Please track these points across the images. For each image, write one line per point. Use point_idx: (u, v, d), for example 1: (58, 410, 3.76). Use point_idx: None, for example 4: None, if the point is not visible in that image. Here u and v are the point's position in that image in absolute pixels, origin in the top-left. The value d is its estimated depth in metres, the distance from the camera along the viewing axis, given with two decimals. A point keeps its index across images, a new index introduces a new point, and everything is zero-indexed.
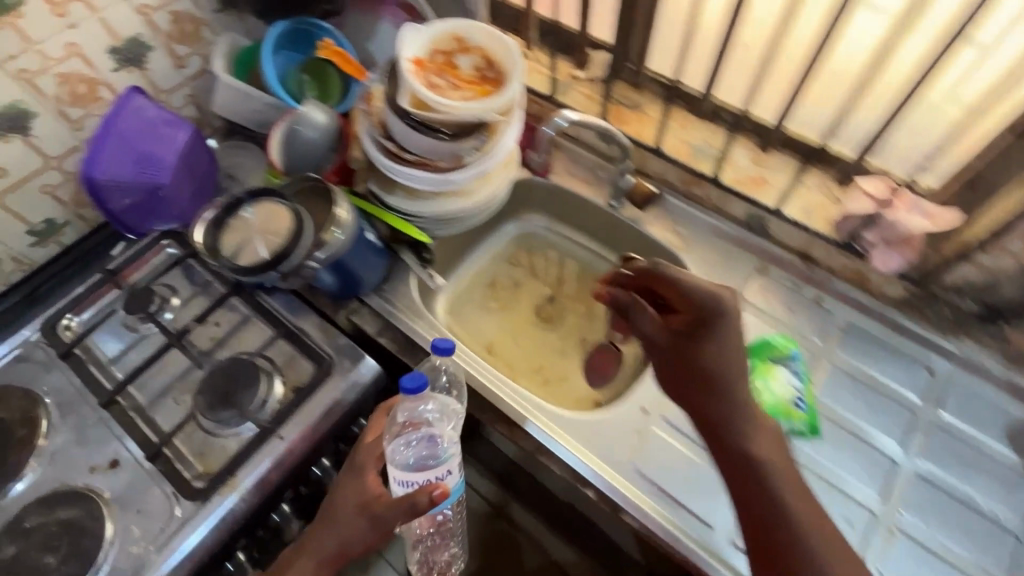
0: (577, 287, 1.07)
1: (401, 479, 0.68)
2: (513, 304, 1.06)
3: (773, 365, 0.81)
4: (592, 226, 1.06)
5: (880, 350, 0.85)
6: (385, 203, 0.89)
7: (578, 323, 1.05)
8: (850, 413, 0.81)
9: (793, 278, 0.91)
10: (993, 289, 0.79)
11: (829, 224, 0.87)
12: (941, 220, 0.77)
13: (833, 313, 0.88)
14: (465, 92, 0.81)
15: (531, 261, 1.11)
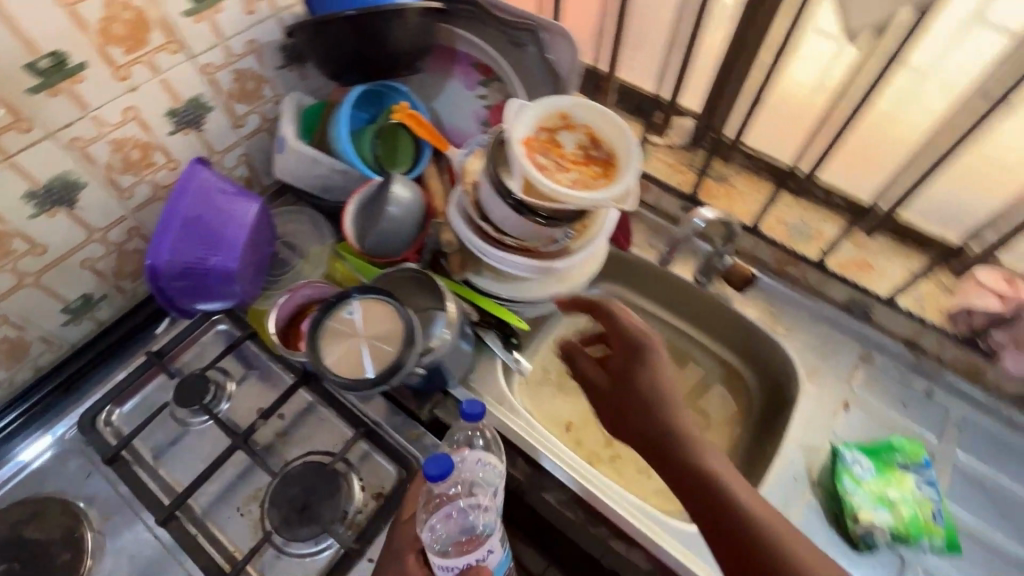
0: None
1: (441, 566, 0.62)
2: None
3: (900, 471, 0.75)
4: (674, 300, 0.99)
5: (996, 445, 0.81)
6: (481, 287, 0.82)
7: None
8: (982, 521, 0.76)
9: (897, 365, 0.87)
10: None
11: (945, 316, 0.83)
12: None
13: (947, 407, 0.83)
14: (575, 175, 0.74)
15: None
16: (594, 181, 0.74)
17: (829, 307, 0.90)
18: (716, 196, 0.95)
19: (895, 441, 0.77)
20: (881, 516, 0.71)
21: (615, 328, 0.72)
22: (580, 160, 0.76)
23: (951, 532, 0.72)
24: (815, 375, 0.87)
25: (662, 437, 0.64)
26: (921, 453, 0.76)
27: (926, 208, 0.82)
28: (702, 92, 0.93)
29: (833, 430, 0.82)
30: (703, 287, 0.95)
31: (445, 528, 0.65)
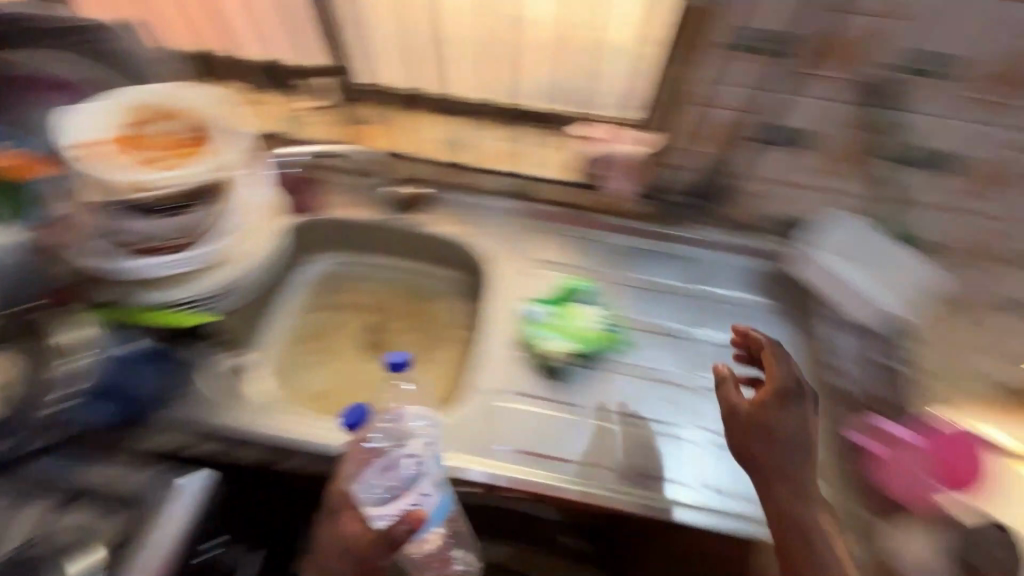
0: (401, 308, 0.98)
1: (377, 514, 0.67)
2: (341, 348, 0.93)
3: (575, 305, 0.91)
4: (380, 244, 0.98)
5: (651, 256, 0.97)
6: (143, 304, 0.76)
7: (418, 341, 0.95)
8: (652, 315, 0.93)
9: (566, 225, 0.98)
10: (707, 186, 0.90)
11: (574, 171, 0.96)
12: (649, 139, 0.88)
13: (609, 243, 0.97)
14: (162, 163, 0.73)
15: (346, 299, 0.98)
16: (181, 156, 0.74)
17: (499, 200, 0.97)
18: (372, 139, 0.97)
19: (565, 284, 0.92)
20: (562, 344, 0.87)
21: (785, 373, 0.72)
22: (163, 141, 0.75)
23: (615, 335, 0.90)
24: (508, 260, 0.95)
25: (771, 471, 0.67)
26: (584, 286, 0.91)
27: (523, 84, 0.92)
28: (307, 47, 0.92)
29: (520, 294, 0.93)
30: (392, 220, 0.95)
31: (380, 480, 0.69)
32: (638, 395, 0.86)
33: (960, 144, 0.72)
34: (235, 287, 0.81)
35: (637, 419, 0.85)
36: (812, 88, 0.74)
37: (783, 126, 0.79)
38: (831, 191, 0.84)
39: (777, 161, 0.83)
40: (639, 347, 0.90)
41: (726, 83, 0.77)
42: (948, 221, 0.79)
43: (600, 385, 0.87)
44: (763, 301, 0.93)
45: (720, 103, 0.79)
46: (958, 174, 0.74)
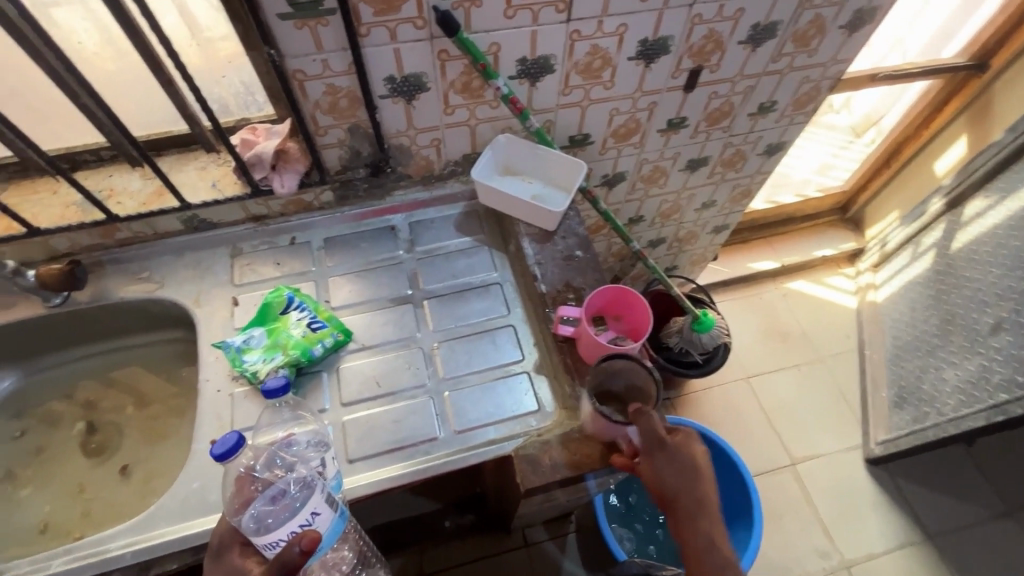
0: (115, 391, 0.92)
1: (262, 542, 0.58)
2: (49, 468, 0.85)
3: (283, 316, 0.82)
4: (58, 337, 0.89)
5: (353, 237, 0.93)
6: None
7: (133, 426, 0.89)
8: (371, 294, 0.88)
9: (256, 240, 0.91)
10: (366, 154, 0.88)
11: (237, 182, 0.88)
12: (288, 127, 0.85)
13: (311, 241, 0.92)
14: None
15: (38, 416, 0.89)
16: None
17: (175, 239, 0.89)
18: None
19: (266, 301, 0.82)
20: (274, 364, 0.77)
21: (665, 459, 0.70)
22: None
23: (333, 327, 0.81)
24: (202, 299, 0.86)
25: (685, 495, 0.70)
26: (285, 294, 0.83)
27: (147, 114, 0.87)
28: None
29: (222, 331, 0.83)
30: (62, 306, 0.85)
31: (265, 509, 0.61)
32: (371, 372, 0.81)
33: (523, 48, 0.78)
34: None
35: (385, 401, 0.79)
36: (379, 37, 0.71)
37: (381, 79, 0.76)
38: (473, 121, 0.88)
39: (402, 110, 0.82)
40: (364, 330, 0.84)
41: (299, 55, 0.71)
42: (550, 110, 0.90)
43: (331, 379, 0.80)
44: (469, 239, 0.94)
45: (318, 74, 0.74)
46: (540, 78, 0.84)
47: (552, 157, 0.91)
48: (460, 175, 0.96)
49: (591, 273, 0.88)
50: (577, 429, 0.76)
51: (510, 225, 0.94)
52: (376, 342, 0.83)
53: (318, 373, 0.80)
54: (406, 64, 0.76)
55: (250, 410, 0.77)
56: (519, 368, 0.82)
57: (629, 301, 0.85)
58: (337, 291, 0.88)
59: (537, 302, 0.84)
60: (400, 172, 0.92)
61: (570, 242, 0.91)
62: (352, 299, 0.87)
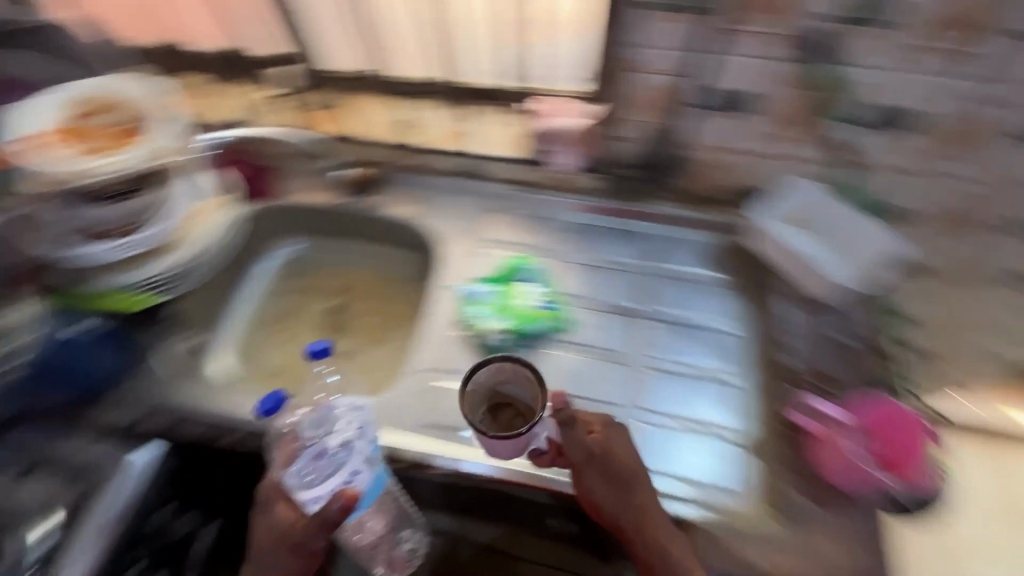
0: (371, 287, 1.00)
1: (306, 498, 0.66)
2: (298, 330, 0.96)
3: (515, 284, 0.90)
4: (344, 226, 1.00)
5: (604, 232, 0.92)
6: (81, 287, 0.77)
7: (370, 323, 0.97)
8: (595, 292, 0.89)
9: (515, 202, 0.97)
10: (656, 158, 0.85)
11: (521, 148, 0.93)
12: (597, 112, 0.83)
13: (559, 220, 0.94)
14: (103, 149, 0.74)
15: (305, 283, 1.01)
16: (114, 145, 0.75)
17: (448, 179, 0.99)
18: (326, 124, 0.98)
19: (507, 264, 0.91)
20: (498, 325, 0.87)
21: (589, 461, 0.68)
22: (111, 130, 0.76)
23: (554, 313, 0.87)
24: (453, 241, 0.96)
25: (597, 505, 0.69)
26: (525, 265, 0.91)
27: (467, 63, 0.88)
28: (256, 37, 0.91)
29: (462, 275, 0.94)
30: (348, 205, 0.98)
31: (307, 466, 0.67)
32: (575, 373, 0.83)
33: (898, 99, 0.68)
34: (190, 274, 0.86)
35: (574, 402, 0.81)
36: (749, 47, 0.67)
37: (722, 90, 0.73)
38: (778, 156, 0.80)
39: (722, 127, 0.77)
40: (582, 325, 0.87)
41: (658, 47, 0.70)
42: (892, 173, 0.76)
43: (536, 359, 0.86)
44: (718, 277, 0.88)
45: (655, 68, 0.73)
46: (899, 135, 0.71)
47: (858, 226, 0.80)
48: (732, 208, 0.90)
49: (848, 367, 0.81)
50: (775, 534, 0.72)
51: (769, 279, 0.87)
52: (587, 344, 0.86)
53: (527, 348, 0.87)
54: (755, 81, 0.70)
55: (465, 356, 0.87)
56: (724, 433, 0.78)
57: (897, 424, 0.78)
58: (567, 280, 0.91)
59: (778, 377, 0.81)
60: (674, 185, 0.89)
61: (831, 323, 0.83)
62: (580, 294, 0.89)
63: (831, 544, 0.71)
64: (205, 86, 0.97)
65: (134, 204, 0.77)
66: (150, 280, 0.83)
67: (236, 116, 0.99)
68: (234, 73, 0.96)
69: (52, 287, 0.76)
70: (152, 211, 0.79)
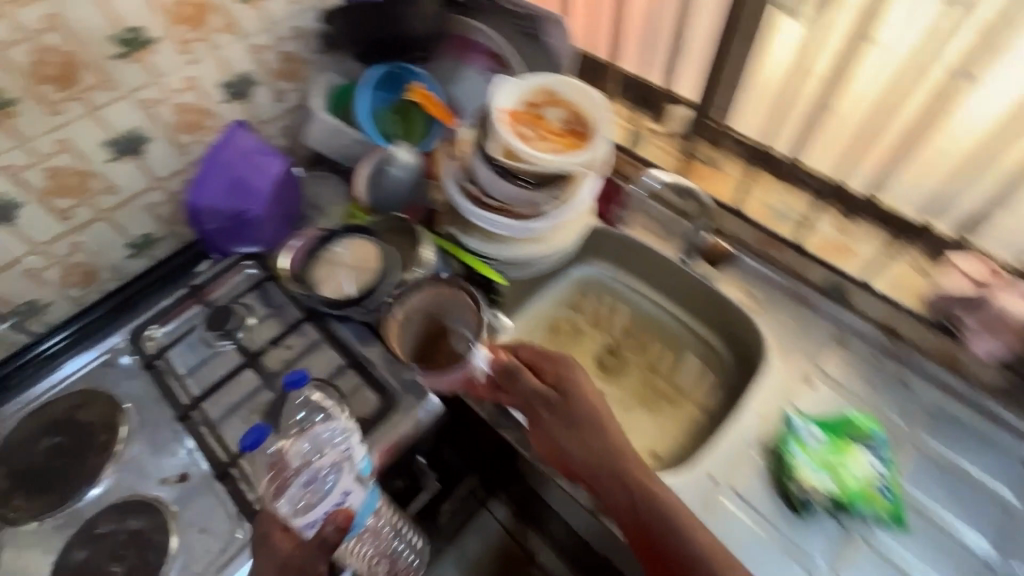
0: (639, 339, 1.03)
1: (303, 523, 0.68)
2: (577, 351, 1.03)
3: (854, 447, 0.77)
4: (656, 276, 1.04)
5: (975, 439, 0.79)
6: (467, 245, 0.91)
7: (638, 378, 0.99)
8: (943, 509, 0.75)
9: (875, 351, 0.87)
10: None
11: (919, 300, 0.85)
12: None
13: (923, 398, 0.82)
14: (550, 142, 0.83)
15: (590, 310, 1.07)
16: (561, 146, 0.82)
17: (807, 289, 0.92)
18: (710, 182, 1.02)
19: (853, 418, 0.79)
20: (820, 483, 0.74)
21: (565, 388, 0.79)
22: (556, 130, 0.84)
23: (894, 506, 0.73)
24: (787, 353, 0.88)
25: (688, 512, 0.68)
26: (875, 431, 0.78)
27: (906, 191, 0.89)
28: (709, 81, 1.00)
29: (791, 400, 0.83)
30: (683, 265, 0.99)
31: (301, 492, 0.68)
32: None
33: None
34: (534, 265, 0.93)
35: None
36: None
37: None
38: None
39: None
40: (913, 535, 0.73)
41: None
42: None
43: (842, 542, 0.73)
44: None
45: None
46: None
47: None
48: None
49: None
50: None
51: None
52: (913, 564, 0.72)
53: (841, 524, 0.74)
54: None
55: (762, 490, 0.77)
56: None
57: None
58: (909, 471, 0.78)
59: None
60: None
61: None
62: (922, 498, 0.76)
63: None
64: (629, 119, 1.13)
65: (540, 195, 0.84)
66: (509, 257, 0.91)
67: (629, 139, 1.10)
68: (658, 99, 1.08)
69: (452, 233, 0.91)
70: (553, 205, 0.85)
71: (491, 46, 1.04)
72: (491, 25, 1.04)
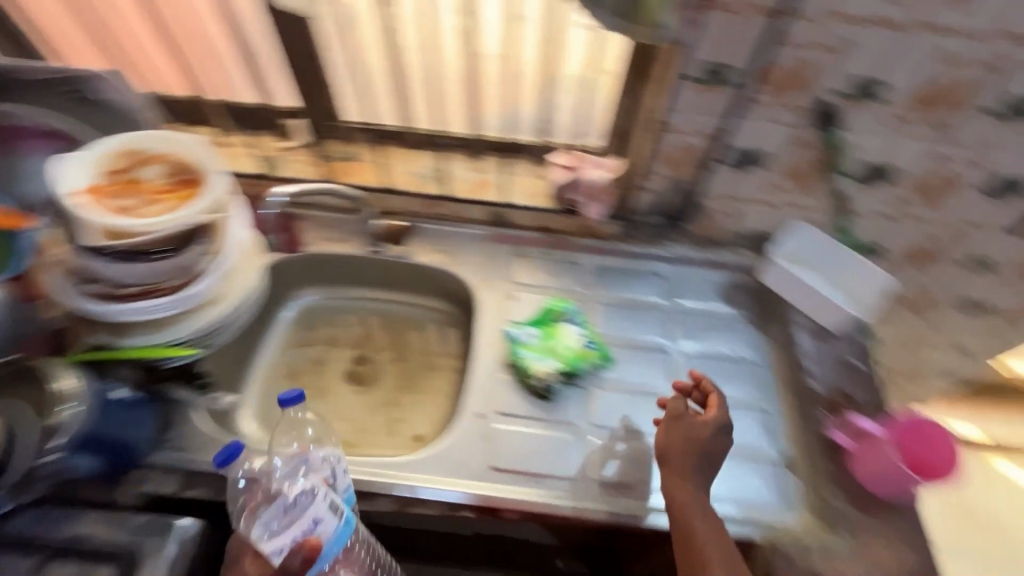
0: (378, 336, 1.02)
1: (269, 551, 0.63)
2: (323, 384, 0.96)
3: (559, 325, 0.91)
4: (357, 276, 1.01)
5: (625, 274, 1.00)
6: (133, 344, 0.71)
7: (392, 371, 0.99)
8: (631, 334, 0.95)
9: (544, 249, 1.02)
10: (668, 205, 0.94)
11: (549, 198, 0.99)
12: (615, 164, 0.94)
13: (583, 263, 1.01)
14: (155, 202, 0.72)
15: (326, 333, 1.00)
16: (178, 202, 0.73)
17: (475, 225, 1.02)
18: (352, 177, 0.98)
19: (547, 305, 0.92)
20: (547, 366, 0.87)
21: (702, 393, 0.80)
22: (160, 186, 0.74)
23: (600, 351, 0.90)
24: (488, 282, 0.99)
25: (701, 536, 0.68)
26: (564, 304, 0.93)
27: (506, 122, 0.97)
28: (286, 83, 0.95)
29: (504, 317, 0.95)
30: (376, 254, 0.99)
31: (274, 517, 0.65)
32: (625, 410, 0.88)
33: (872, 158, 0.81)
34: (227, 325, 0.77)
35: (628, 436, 0.86)
36: (760, 113, 0.77)
37: (737, 147, 0.82)
38: (778, 199, 0.89)
39: (732, 180, 0.87)
40: (621, 363, 0.92)
41: (684, 112, 0.79)
42: None
43: (585, 401, 0.89)
44: (733, 312, 0.96)
45: (679, 129, 0.81)
46: None
47: (860, 264, 0.87)
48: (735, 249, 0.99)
49: (867, 383, 0.86)
50: (829, 542, 0.74)
51: (778, 308, 0.95)
52: (630, 386, 0.90)
53: (578, 387, 0.89)
54: (769, 140, 0.80)
55: (514, 399, 0.88)
56: (768, 453, 0.81)
57: (926, 437, 0.77)
58: (602, 322, 0.96)
59: (804, 398, 0.85)
60: (686, 229, 0.97)
61: (838, 346, 0.90)
62: (620, 337, 0.94)
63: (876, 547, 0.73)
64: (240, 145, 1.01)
65: (187, 255, 0.71)
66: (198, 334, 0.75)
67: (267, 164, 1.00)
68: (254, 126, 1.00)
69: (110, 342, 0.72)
70: (209, 261, 0.73)
71: (42, 124, 0.81)
72: (36, 103, 0.82)
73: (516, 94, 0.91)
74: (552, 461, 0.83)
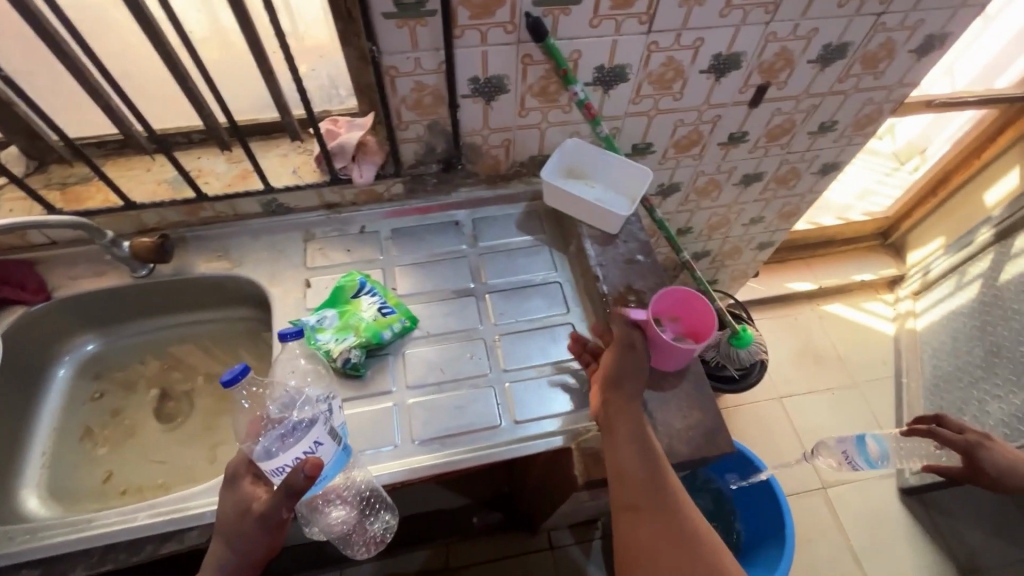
0: (180, 363, 0.96)
1: (270, 470, 0.60)
2: (126, 431, 0.89)
3: (354, 300, 0.86)
4: (136, 308, 0.93)
5: (419, 230, 0.97)
6: None
7: (204, 396, 0.93)
8: (434, 289, 0.92)
9: (331, 225, 0.96)
10: (435, 150, 0.91)
11: (318, 171, 0.93)
12: (371, 121, 0.89)
13: (378, 231, 0.97)
14: None
15: (120, 378, 0.94)
16: None
17: (251, 218, 0.94)
18: (87, 202, 0.87)
19: (338, 283, 0.87)
20: (346, 344, 0.81)
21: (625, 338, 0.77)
22: None
23: (402, 312, 0.86)
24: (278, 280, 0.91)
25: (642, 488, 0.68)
26: (357, 277, 0.87)
27: (251, 104, 0.93)
28: None
29: (299, 307, 0.88)
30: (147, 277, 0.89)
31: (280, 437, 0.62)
32: (441, 363, 0.85)
33: (596, 61, 0.83)
34: None
35: (447, 386, 0.83)
36: (470, 39, 0.75)
37: (466, 77, 0.80)
38: (531, 121, 0.90)
39: (479, 111, 0.86)
40: (430, 320, 0.89)
41: (395, 52, 0.75)
42: (618, 117, 0.93)
43: (400, 366, 0.84)
44: (529, 240, 0.97)
45: (405, 71, 0.78)
46: (611, 84, 0.87)
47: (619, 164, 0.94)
48: (519, 177, 1.00)
49: (654, 273, 0.90)
50: None
51: (568, 225, 0.97)
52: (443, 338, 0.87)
53: (388, 355, 0.85)
54: (494, 63, 0.79)
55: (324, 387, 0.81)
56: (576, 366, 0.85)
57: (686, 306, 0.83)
58: (406, 283, 0.92)
59: (599, 303, 0.87)
60: (464, 170, 0.96)
61: (623, 245, 0.93)
62: (427, 294, 0.91)
63: (680, 418, 0.76)
64: None
65: None
66: None
67: None
68: None
69: None
70: None
71: None
72: None
73: (241, 69, 0.89)
74: (375, 437, 0.78)
